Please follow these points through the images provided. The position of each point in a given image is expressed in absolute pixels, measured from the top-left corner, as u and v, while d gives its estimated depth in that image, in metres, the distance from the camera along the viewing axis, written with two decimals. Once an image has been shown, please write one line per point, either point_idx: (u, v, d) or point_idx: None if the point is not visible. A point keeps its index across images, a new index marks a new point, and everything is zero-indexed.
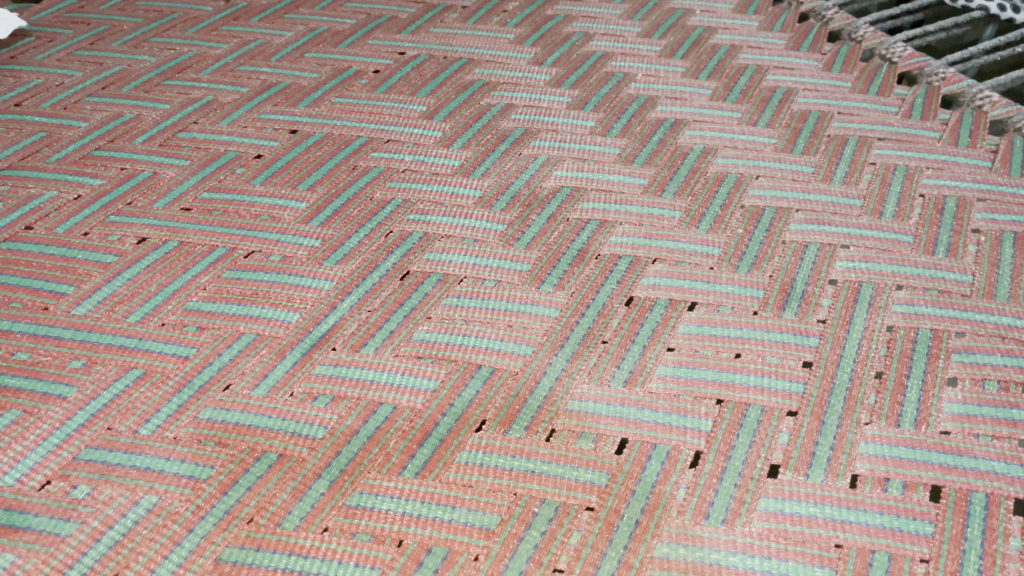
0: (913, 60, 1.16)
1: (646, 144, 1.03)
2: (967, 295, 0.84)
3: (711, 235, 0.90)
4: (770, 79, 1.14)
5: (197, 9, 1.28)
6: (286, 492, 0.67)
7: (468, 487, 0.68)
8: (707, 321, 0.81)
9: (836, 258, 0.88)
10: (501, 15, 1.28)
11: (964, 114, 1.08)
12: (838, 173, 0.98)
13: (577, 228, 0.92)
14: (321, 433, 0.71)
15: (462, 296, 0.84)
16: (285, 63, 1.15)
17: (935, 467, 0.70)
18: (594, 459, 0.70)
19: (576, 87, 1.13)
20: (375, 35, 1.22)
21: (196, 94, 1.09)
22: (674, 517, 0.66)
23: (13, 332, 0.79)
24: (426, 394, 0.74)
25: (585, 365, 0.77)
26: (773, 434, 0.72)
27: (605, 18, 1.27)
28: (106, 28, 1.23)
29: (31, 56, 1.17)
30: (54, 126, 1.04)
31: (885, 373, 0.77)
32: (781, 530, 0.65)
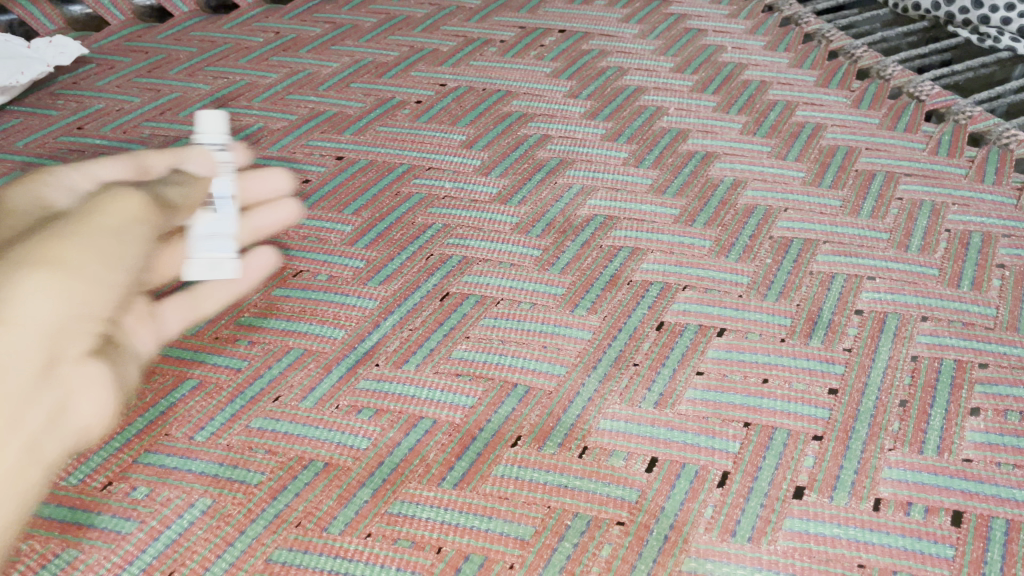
0: (940, 98, 1.19)
1: (678, 175, 1.07)
2: (991, 328, 0.87)
3: (740, 265, 0.93)
4: (799, 114, 1.17)
5: (248, 40, 1.34)
6: (332, 499, 0.70)
7: (504, 499, 0.71)
8: (735, 347, 0.84)
9: (862, 289, 0.91)
10: (538, 50, 1.32)
11: (990, 152, 1.10)
12: (865, 207, 1.01)
13: (609, 255, 0.95)
14: (364, 444, 0.74)
15: (499, 317, 0.88)
16: (331, 93, 1.21)
17: (957, 493, 0.72)
18: (625, 476, 0.73)
19: (610, 120, 1.17)
20: (418, 67, 1.27)
21: (247, 121, 1.15)
22: (701, 534, 0.69)
23: None
24: (464, 410, 0.78)
25: (616, 387, 0.80)
26: (799, 457, 0.74)
27: (639, 53, 1.32)
28: (163, 56, 1.30)
29: (92, 82, 1.24)
30: (114, 149, 1.10)
31: (909, 402, 0.79)
32: (806, 549, 0.68)
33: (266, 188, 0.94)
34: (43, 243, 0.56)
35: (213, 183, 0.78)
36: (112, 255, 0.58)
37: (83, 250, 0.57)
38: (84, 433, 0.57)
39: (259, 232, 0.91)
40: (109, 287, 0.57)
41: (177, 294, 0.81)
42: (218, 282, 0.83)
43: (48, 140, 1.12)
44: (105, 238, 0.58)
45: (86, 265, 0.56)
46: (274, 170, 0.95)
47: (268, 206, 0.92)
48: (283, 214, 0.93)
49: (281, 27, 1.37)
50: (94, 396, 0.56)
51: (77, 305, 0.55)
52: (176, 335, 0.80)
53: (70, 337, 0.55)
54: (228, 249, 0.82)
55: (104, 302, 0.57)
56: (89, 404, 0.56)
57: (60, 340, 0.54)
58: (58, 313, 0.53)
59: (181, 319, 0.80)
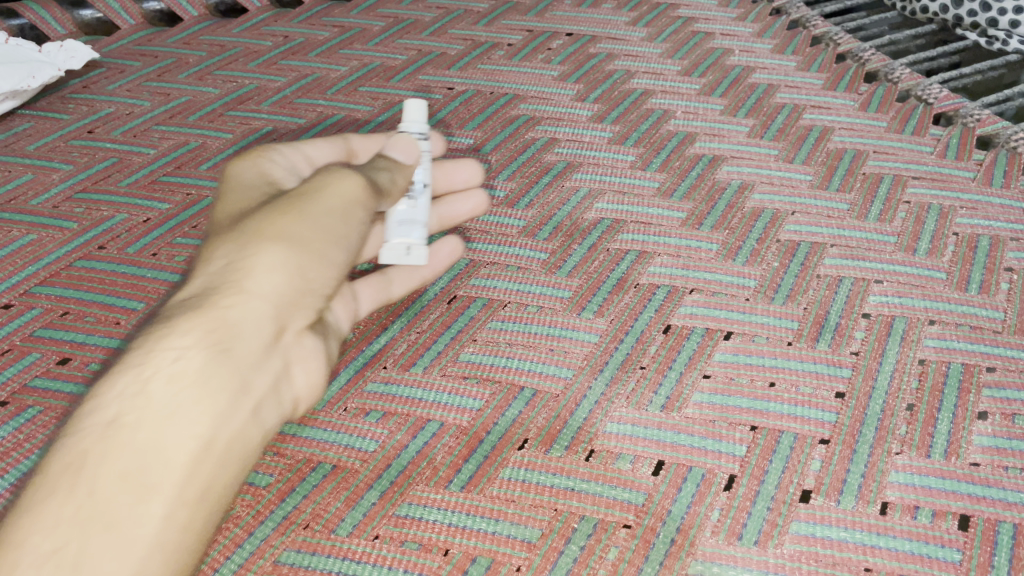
0: (949, 101, 1.19)
1: (685, 178, 1.07)
2: (999, 331, 0.86)
3: (747, 268, 0.93)
4: (807, 117, 1.17)
5: (257, 43, 1.35)
6: (340, 501, 0.71)
7: (511, 502, 0.71)
8: (742, 351, 0.84)
9: (870, 293, 0.91)
10: (546, 53, 1.33)
11: (998, 155, 1.10)
12: (873, 210, 1.01)
13: (616, 258, 0.95)
14: (372, 447, 0.75)
15: (506, 320, 0.88)
16: (340, 97, 1.21)
17: (964, 497, 0.72)
18: (631, 479, 0.73)
19: (617, 123, 1.17)
20: (426, 71, 1.28)
21: (256, 125, 1.16)
22: (708, 537, 0.69)
23: (87, 345, 0.85)
24: (471, 413, 0.78)
25: (623, 390, 0.80)
26: (805, 460, 0.74)
27: (646, 56, 1.32)
28: (173, 60, 1.31)
29: (103, 86, 1.25)
30: (125, 153, 1.11)
31: (917, 406, 0.79)
32: (812, 553, 0.68)
33: (458, 178, 0.97)
34: (277, 219, 0.63)
35: (401, 173, 0.80)
36: (331, 238, 0.65)
37: (311, 228, 0.64)
38: (299, 400, 0.65)
39: (442, 219, 0.95)
40: (325, 269, 0.64)
41: (370, 275, 0.85)
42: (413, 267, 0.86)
43: (58, 144, 1.13)
44: (325, 217, 0.65)
45: (308, 245, 0.63)
46: (470, 162, 0.98)
47: (459, 196, 0.96)
48: (466, 205, 0.96)
49: (290, 31, 1.38)
50: (313, 367, 0.65)
51: (299, 282, 0.62)
52: (366, 314, 0.85)
53: (295, 312, 0.62)
54: (420, 236, 0.85)
55: (325, 281, 0.64)
56: (303, 374, 0.65)
57: (288, 313, 0.61)
58: (285, 290, 0.61)
59: (372, 300, 0.84)
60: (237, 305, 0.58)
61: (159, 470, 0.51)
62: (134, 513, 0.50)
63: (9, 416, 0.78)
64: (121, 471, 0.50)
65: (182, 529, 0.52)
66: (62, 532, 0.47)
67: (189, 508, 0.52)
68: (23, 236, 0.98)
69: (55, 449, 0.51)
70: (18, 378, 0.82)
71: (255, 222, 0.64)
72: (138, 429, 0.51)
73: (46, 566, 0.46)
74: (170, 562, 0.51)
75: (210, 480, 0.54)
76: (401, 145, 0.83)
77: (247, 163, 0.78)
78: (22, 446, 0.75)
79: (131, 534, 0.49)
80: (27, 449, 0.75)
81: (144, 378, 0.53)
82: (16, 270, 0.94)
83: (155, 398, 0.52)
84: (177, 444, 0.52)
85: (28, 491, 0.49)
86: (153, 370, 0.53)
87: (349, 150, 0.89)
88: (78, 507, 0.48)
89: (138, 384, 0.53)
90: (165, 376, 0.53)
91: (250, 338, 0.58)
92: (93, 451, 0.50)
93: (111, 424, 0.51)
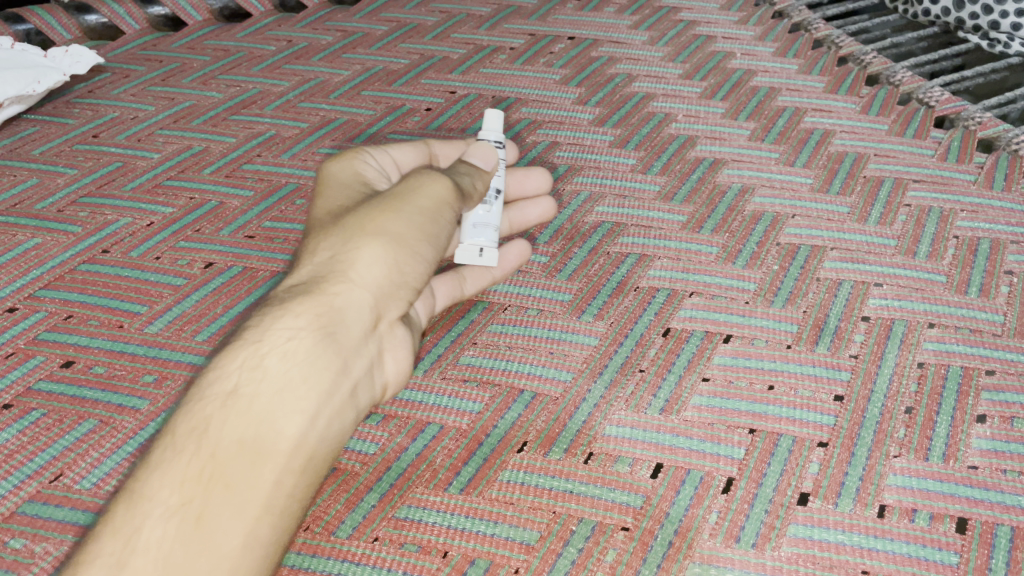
0: (950, 104, 1.19)
1: (685, 182, 1.07)
2: (999, 334, 0.87)
3: (747, 271, 0.94)
4: (808, 121, 1.18)
5: (261, 48, 1.35)
6: (340, 503, 0.71)
7: (510, 504, 0.72)
8: (741, 354, 0.84)
9: (869, 296, 0.91)
10: (548, 57, 1.33)
11: (999, 158, 1.10)
12: (873, 213, 1.01)
13: (616, 261, 0.96)
14: (372, 449, 0.76)
15: (506, 323, 0.88)
16: (342, 101, 1.22)
17: (961, 500, 0.72)
18: (630, 482, 0.73)
19: (618, 126, 1.17)
20: (428, 75, 1.28)
21: (260, 129, 1.17)
22: (706, 540, 0.69)
23: (91, 348, 0.86)
24: (471, 415, 0.79)
25: (622, 393, 0.81)
26: (803, 463, 0.75)
27: (648, 59, 1.32)
28: (177, 64, 1.31)
29: (108, 91, 1.25)
30: (129, 157, 1.12)
31: (915, 409, 0.79)
32: (810, 555, 0.68)
33: (528, 186, 1.01)
34: (374, 219, 0.72)
35: (479, 178, 0.85)
36: (421, 238, 0.73)
37: (403, 229, 0.72)
38: (389, 384, 0.74)
39: (513, 224, 0.98)
40: (416, 267, 0.72)
41: (445, 274, 0.89)
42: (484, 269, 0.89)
43: (63, 149, 1.14)
44: (416, 218, 0.73)
45: (401, 243, 0.71)
46: (539, 171, 1.02)
47: (528, 202, 0.99)
48: (536, 211, 0.99)
49: (294, 36, 1.39)
50: (402, 355, 0.74)
51: (391, 278, 0.70)
52: (440, 310, 0.88)
53: (389, 305, 0.70)
54: (492, 239, 0.88)
55: (415, 277, 0.72)
56: (394, 361, 0.73)
57: (382, 305, 0.70)
58: (380, 284, 0.70)
59: (446, 296, 0.88)
60: (337, 296, 0.68)
61: (269, 440, 0.61)
62: (247, 476, 0.60)
63: (13, 419, 0.79)
64: (238, 438, 0.60)
65: (289, 494, 0.61)
66: (188, 488, 0.59)
67: (294, 475, 0.62)
68: (28, 240, 0.99)
69: (186, 413, 0.62)
70: (22, 382, 0.83)
71: (355, 222, 0.72)
72: (252, 402, 0.61)
73: (174, 517, 0.57)
74: (278, 521, 0.61)
75: (314, 452, 0.63)
76: (479, 150, 0.87)
77: (341, 164, 0.86)
78: (26, 449, 0.76)
79: (245, 492, 0.59)
80: (31, 452, 0.76)
81: (261, 354, 0.63)
82: (20, 274, 0.95)
83: (269, 373, 0.62)
84: (285, 417, 0.62)
85: (164, 447, 0.61)
86: (267, 351, 0.63)
87: (430, 154, 0.97)
88: (201, 468, 0.59)
89: (254, 362, 0.63)
90: (279, 353, 0.63)
91: (348, 326, 0.67)
92: (214, 419, 0.61)
93: (230, 397, 0.62)
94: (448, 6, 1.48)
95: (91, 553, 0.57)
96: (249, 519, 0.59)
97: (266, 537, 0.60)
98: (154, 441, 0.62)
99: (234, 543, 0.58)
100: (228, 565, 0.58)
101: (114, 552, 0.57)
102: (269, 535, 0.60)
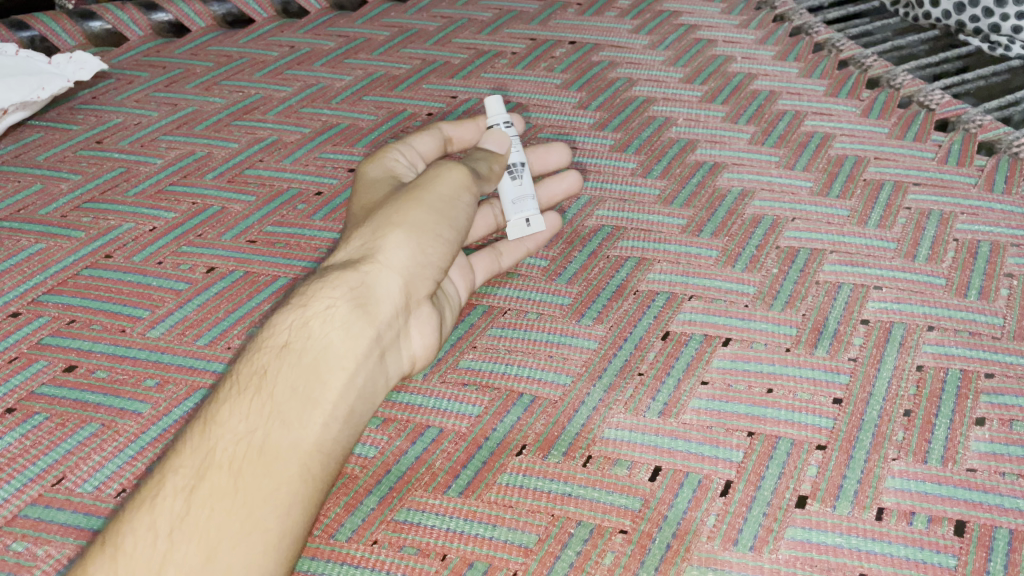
0: (950, 107, 1.19)
1: (685, 185, 1.08)
2: (997, 337, 0.87)
3: (746, 274, 0.94)
4: (808, 124, 1.18)
5: (264, 54, 1.36)
6: (340, 506, 0.72)
7: (508, 507, 0.72)
8: (740, 357, 0.84)
9: (869, 299, 0.91)
10: (548, 61, 1.34)
11: (1000, 161, 1.10)
12: (873, 216, 1.01)
13: (616, 265, 0.96)
14: (371, 452, 0.76)
15: (506, 327, 0.89)
16: (344, 106, 1.23)
17: (960, 503, 0.72)
18: (628, 485, 0.73)
19: (618, 130, 1.18)
20: (429, 80, 1.29)
21: (262, 134, 1.17)
22: (703, 542, 0.69)
23: (93, 352, 0.86)
24: (470, 419, 0.79)
25: (621, 397, 0.81)
26: (802, 466, 0.75)
27: (649, 64, 1.33)
28: (180, 70, 1.32)
29: (112, 97, 1.26)
30: (132, 162, 1.12)
31: (914, 412, 0.79)
32: (807, 558, 0.68)
33: (550, 162, 1.06)
34: (402, 206, 0.78)
35: (496, 162, 0.93)
36: (445, 219, 0.79)
37: (429, 213, 0.78)
38: (418, 357, 0.78)
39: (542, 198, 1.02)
40: (441, 244, 0.78)
41: (480, 252, 0.93)
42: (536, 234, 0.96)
43: (67, 154, 1.15)
44: (437, 205, 0.79)
45: (426, 224, 0.77)
46: (558, 145, 1.06)
47: (555, 178, 1.03)
48: (561, 187, 1.03)
49: (296, 41, 1.40)
50: (430, 330, 0.78)
51: (421, 255, 0.76)
52: (480, 286, 0.93)
53: (422, 277, 0.76)
54: (533, 207, 0.95)
55: (441, 254, 0.78)
56: (423, 334, 0.78)
57: (416, 278, 0.76)
58: (410, 259, 0.76)
59: (485, 270, 0.93)
60: (375, 267, 0.74)
61: (318, 388, 0.68)
62: (300, 416, 0.67)
63: (15, 423, 0.80)
64: (290, 385, 0.68)
65: (336, 438, 0.68)
66: (253, 420, 0.66)
67: (341, 422, 0.68)
68: (32, 245, 1.00)
69: (246, 363, 0.71)
70: (24, 386, 0.83)
71: (384, 208, 0.79)
72: (302, 355, 0.69)
73: (241, 442, 0.66)
74: (327, 461, 0.67)
75: (355, 404, 0.70)
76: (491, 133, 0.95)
77: (371, 162, 0.90)
78: (28, 453, 0.77)
79: (299, 430, 0.66)
80: (33, 455, 0.76)
81: (308, 315, 0.71)
82: (24, 280, 0.95)
83: (316, 330, 0.71)
84: (330, 371, 0.69)
85: (230, 389, 0.70)
86: (312, 313, 0.71)
87: (445, 138, 0.97)
88: (262, 405, 0.67)
89: (301, 323, 0.71)
90: (323, 315, 0.71)
91: (383, 293, 0.74)
92: (271, 366, 0.69)
93: (282, 350, 0.70)
94: (449, 11, 1.49)
95: (172, 468, 0.65)
96: (303, 453, 0.66)
97: (318, 472, 0.66)
98: (222, 386, 0.71)
99: (290, 471, 0.65)
100: (286, 490, 0.64)
101: (191, 468, 0.65)
102: (319, 471, 0.66)
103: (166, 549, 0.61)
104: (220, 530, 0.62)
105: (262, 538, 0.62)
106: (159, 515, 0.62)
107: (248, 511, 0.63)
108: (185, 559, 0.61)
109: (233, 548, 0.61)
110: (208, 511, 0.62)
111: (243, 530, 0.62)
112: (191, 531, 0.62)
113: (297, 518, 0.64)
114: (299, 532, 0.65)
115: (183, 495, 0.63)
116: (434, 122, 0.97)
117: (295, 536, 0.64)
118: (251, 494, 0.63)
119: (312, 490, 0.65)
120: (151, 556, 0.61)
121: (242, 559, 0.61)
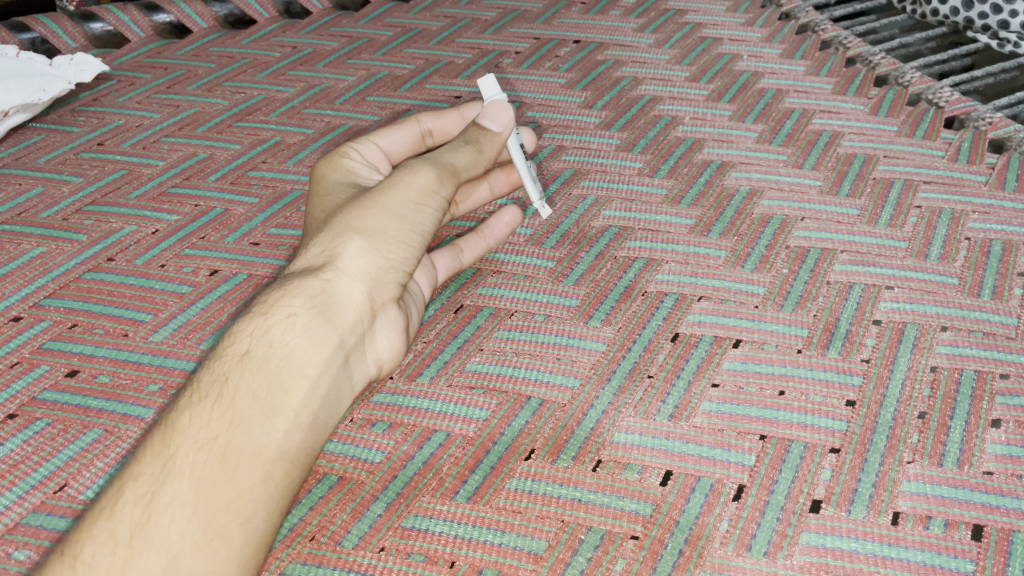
0: (960, 104, 1.17)
1: (692, 185, 1.06)
2: (1012, 337, 0.85)
3: (757, 275, 0.93)
4: (816, 123, 1.16)
5: (266, 55, 1.35)
6: (346, 513, 0.71)
7: (517, 513, 0.71)
8: (751, 359, 0.83)
9: (881, 299, 0.90)
10: (553, 61, 1.33)
11: (1011, 158, 1.09)
12: (883, 216, 1.00)
13: (624, 266, 0.95)
14: (378, 457, 0.75)
15: (513, 329, 0.88)
16: (347, 106, 1.21)
17: (977, 506, 0.71)
18: (639, 490, 0.72)
19: (624, 130, 1.17)
20: (433, 79, 1.27)
21: (265, 136, 1.16)
22: (717, 548, 0.68)
23: (96, 356, 0.85)
24: (478, 423, 0.78)
25: (631, 400, 0.80)
26: (815, 470, 0.74)
27: (654, 63, 1.31)
28: (182, 72, 1.31)
29: (113, 99, 1.25)
30: (134, 165, 1.12)
31: (929, 414, 0.78)
32: (822, 564, 0.67)
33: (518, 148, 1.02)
34: (362, 210, 0.77)
35: (487, 143, 0.85)
36: (410, 223, 0.77)
37: (391, 220, 0.76)
38: (385, 359, 0.79)
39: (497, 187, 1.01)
40: (406, 247, 0.77)
41: (441, 249, 0.93)
42: (501, 222, 0.97)
43: (68, 157, 1.14)
44: (399, 212, 0.77)
45: (388, 228, 0.76)
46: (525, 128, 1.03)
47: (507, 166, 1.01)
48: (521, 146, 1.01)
49: (299, 41, 1.38)
50: (396, 331, 0.79)
51: (383, 260, 0.75)
52: (442, 280, 0.93)
53: (387, 279, 0.76)
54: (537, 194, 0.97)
55: (408, 256, 0.77)
56: (389, 337, 0.78)
57: (381, 281, 0.75)
58: (373, 264, 0.75)
59: (447, 267, 0.92)
60: (338, 270, 0.74)
61: (280, 395, 0.67)
62: (262, 425, 0.66)
63: (17, 429, 0.79)
64: (251, 392, 0.67)
65: (299, 445, 0.67)
66: (213, 427, 0.65)
67: (304, 429, 0.68)
68: (33, 249, 0.99)
69: (206, 368, 0.69)
70: (26, 391, 0.82)
71: (344, 210, 0.78)
72: (264, 362, 0.68)
73: (202, 449, 0.64)
74: (290, 468, 0.67)
75: (320, 412, 0.69)
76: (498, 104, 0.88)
77: (329, 164, 0.87)
78: (30, 460, 0.76)
79: (261, 438, 0.65)
80: (35, 462, 0.75)
81: (269, 323, 0.70)
82: (26, 283, 0.94)
83: (277, 340, 0.69)
84: (293, 378, 0.68)
85: (189, 395, 0.68)
86: (274, 320, 0.70)
87: (423, 131, 0.96)
88: (223, 413, 0.66)
89: (263, 330, 0.70)
90: (284, 325, 0.70)
91: (348, 297, 0.73)
92: (231, 374, 0.68)
93: (244, 357, 0.69)
94: (452, 11, 1.48)
95: (130, 476, 0.64)
96: (265, 460, 0.65)
97: (281, 479, 0.66)
98: (181, 391, 0.69)
99: (253, 479, 0.64)
100: (249, 498, 0.64)
101: (150, 475, 0.63)
102: (283, 478, 0.66)
103: (125, 558, 0.60)
104: (180, 539, 0.61)
105: (224, 546, 0.62)
106: (118, 524, 0.61)
107: (210, 517, 0.62)
108: (146, 568, 0.60)
109: (195, 556, 0.61)
110: (168, 520, 0.61)
111: (205, 538, 0.61)
112: (151, 539, 0.60)
113: (260, 526, 0.64)
114: (263, 538, 0.64)
115: (143, 504, 0.62)
116: (414, 114, 0.96)
117: (258, 543, 0.64)
118: (213, 502, 0.62)
119: (274, 499, 0.65)
120: (110, 566, 0.59)
121: (204, 567, 0.61)
